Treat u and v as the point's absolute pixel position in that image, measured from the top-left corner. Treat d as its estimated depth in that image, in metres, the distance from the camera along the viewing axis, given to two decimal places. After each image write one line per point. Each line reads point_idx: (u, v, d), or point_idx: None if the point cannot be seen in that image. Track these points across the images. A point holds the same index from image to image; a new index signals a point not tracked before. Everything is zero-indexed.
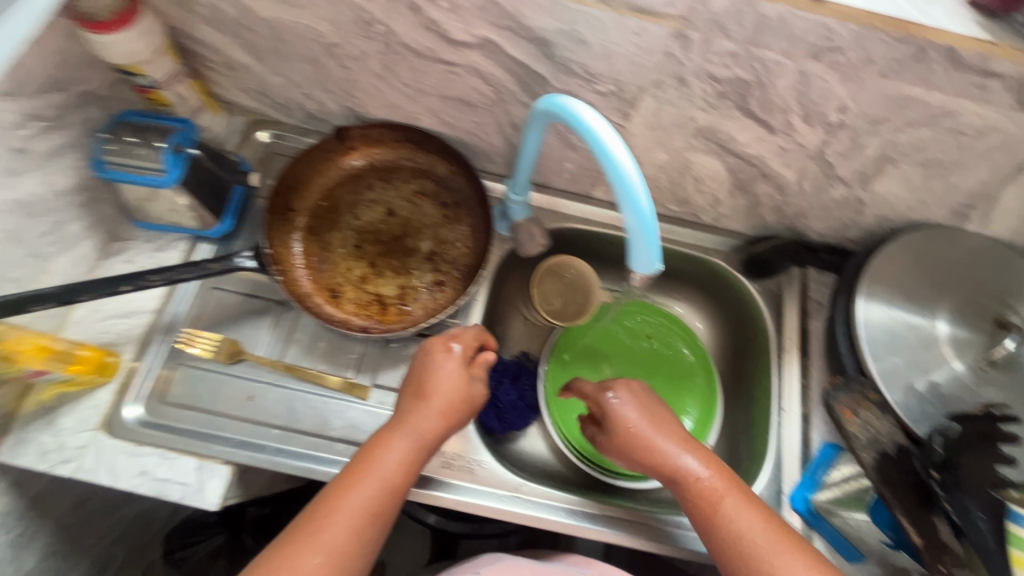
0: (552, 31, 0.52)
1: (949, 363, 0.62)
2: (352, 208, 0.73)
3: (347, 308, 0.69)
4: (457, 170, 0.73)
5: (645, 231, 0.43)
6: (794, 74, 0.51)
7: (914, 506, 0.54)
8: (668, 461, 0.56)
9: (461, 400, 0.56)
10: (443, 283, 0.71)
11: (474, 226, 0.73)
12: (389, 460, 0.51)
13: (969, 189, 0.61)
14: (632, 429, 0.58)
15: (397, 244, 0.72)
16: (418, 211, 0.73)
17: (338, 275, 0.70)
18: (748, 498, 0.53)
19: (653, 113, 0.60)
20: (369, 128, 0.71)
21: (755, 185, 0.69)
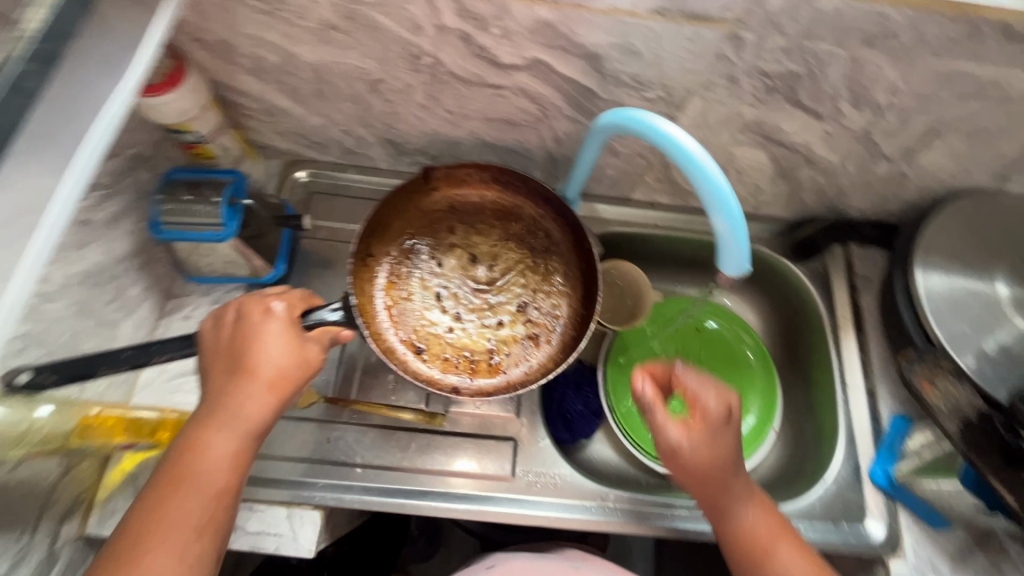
0: (604, 46, 0.52)
1: (1012, 323, 0.63)
2: (435, 253, 0.68)
3: (434, 364, 0.64)
4: (546, 211, 0.69)
5: (736, 233, 0.47)
6: (846, 62, 0.52)
7: (1004, 469, 0.56)
8: (730, 501, 0.55)
9: (294, 367, 0.50)
10: (538, 336, 0.66)
11: (568, 273, 0.68)
12: (213, 460, 0.46)
13: (1013, 152, 0.63)
14: (711, 455, 0.54)
15: (486, 293, 0.67)
16: (504, 256, 0.69)
17: (421, 327, 0.65)
18: (794, 540, 0.55)
19: (701, 114, 0.61)
20: (455, 168, 0.67)
21: (798, 170, 0.70)
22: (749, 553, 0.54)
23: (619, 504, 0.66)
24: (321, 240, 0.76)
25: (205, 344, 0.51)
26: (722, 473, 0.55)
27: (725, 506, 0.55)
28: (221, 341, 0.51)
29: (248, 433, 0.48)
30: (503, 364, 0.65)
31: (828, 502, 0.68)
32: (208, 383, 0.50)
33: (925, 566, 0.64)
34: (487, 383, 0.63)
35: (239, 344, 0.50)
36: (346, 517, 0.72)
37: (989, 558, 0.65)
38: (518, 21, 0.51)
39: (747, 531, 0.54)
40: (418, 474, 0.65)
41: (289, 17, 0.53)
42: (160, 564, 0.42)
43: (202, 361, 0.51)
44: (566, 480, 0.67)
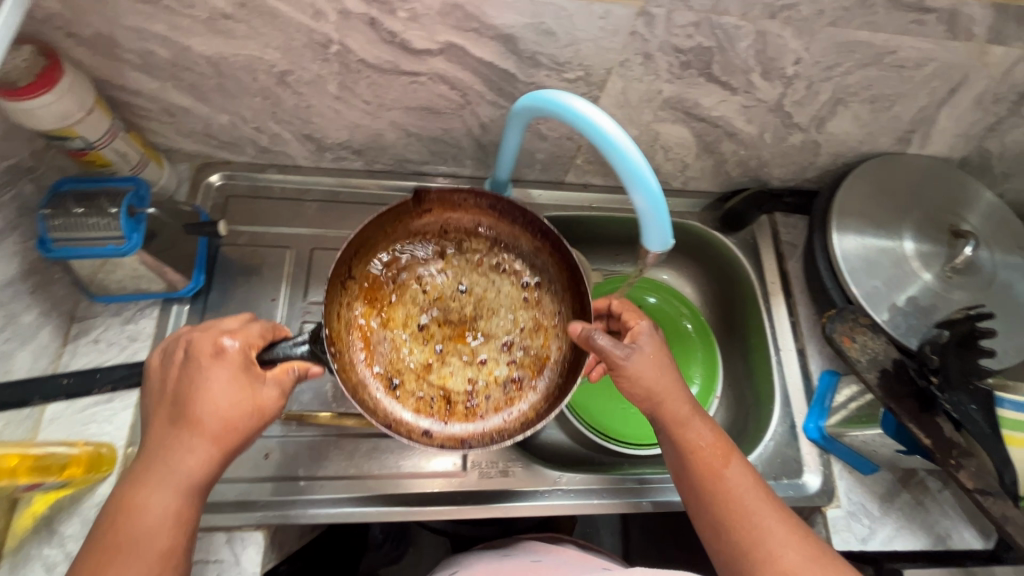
0: (517, 26, 0.51)
1: (920, 276, 0.67)
2: (423, 281, 0.62)
3: (406, 404, 0.58)
4: (542, 246, 0.62)
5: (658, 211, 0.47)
6: (752, 34, 0.53)
7: (919, 413, 0.60)
8: (683, 413, 0.56)
9: (243, 417, 0.47)
10: (521, 380, 0.60)
11: (562, 316, 0.61)
12: (155, 517, 0.44)
13: (910, 116, 0.67)
14: (657, 361, 0.56)
15: (471, 328, 0.62)
16: (495, 286, 0.63)
17: (398, 361, 0.59)
18: (743, 467, 0.55)
19: (622, 94, 0.61)
20: (449, 191, 0.60)
21: (720, 144, 0.72)
22: (703, 476, 0.54)
23: (577, 486, 0.67)
24: (244, 246, 0.72)
25: (152, 390, 0.49)
26: (673, 382, 0.56)
27: (685, 420, 0.56)
28: (168, 387, 0.48)
29: (195, 488, 0.46)
30: (480, 408, 0.59)
31: (769, 462, 0.71)
32: (150, 431, 0.47)
33: (858, 508, 0.69)
34: (462, 430, 0.58)
35: (183, 391, 0.47)
36: (296, 534, 0.69)
37: (912, 494, 0.71)
38: (424, 3, 0.49)
39: (701, 450, 0.55)
40: (366, 480, 0.63)
41: (174, 6, 0.49)
42: None
43: (148, 404, 0.49)
44: (520, 469, 0.67)
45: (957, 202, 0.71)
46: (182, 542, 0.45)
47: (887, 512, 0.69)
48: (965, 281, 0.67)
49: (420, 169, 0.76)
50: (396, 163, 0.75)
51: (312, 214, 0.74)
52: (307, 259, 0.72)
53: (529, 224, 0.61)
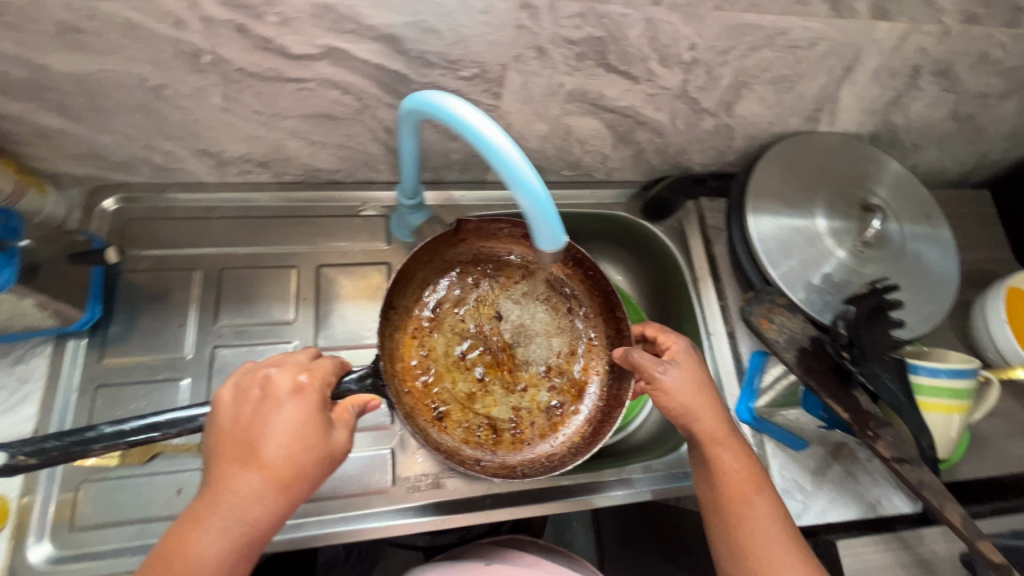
0: (397, 26, 0.49)
1: (833, 253, 0.68)
2: (460, 312, 0.72)
3: (455, 434, 0.67)
4: (572, 273, 0.74)
5: (541, 209, 0.43)
6: (641, 22, 0.52)
7: (837, 388, 0.61)
8: (721, 437, 0.59)
9: (311, 458, 0.48)
10: (561, 403, 0.71)
11: (595, 340, 0.74)
12: (202, 558, 0.44)
13: (814, 96, 0.68)
14: (698, 385, 0.61)
15: (511, 354, 0.71)
16: (529, 315, 0.74)
17: (445, 392, 0.69)
18: (770, 498, 0.58)
19: (524, 89, 0.60)
20: (484, 224, 0.69)
21: (635, 134, 0.71)
22: (728, 501, 0.57)
23: (509, 491, 0.66)
24: (146, 271, 0.68)
25: (215, 424, 0.49)
26: (713, 406, 0.60)
27: (721, 445, 0.59)
28: (235, 423, 0.49)
29: (255, 538, 0.46)
30: (527, 432, 0.69)
31: None
32: (214, 468, 0.47)
33: (791, 484, 0.70)
34: (510, 454, 0.67)
35: (257, 428, 0.48)
36: None
37: (842, 465, 0.73)
38: (292, 6, 0.46)
39: (729, 476, 0.58)
40: None
41: (16, 22, 0.45)
42: None
43: (209, 437, 0.49)
44: (451, 479, 0.66)
45: (866, 178, 0.73)
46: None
47: (819, 486, 0.71)
48: (876, 255, 0.69)
49: (333, 177, 0.73)
50: (306, 173, 0.72)
51: (220, 232, 0.71)
52: (217, 280, 0.69)
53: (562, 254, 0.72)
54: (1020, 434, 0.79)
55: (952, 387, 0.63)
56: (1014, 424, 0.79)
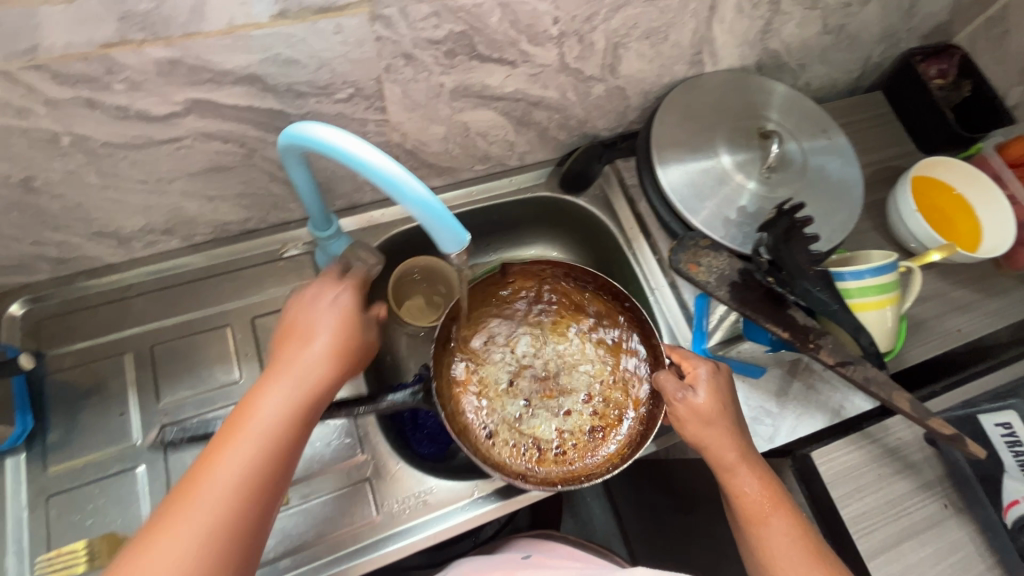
0: (253, 65, 0.48)
1: (743, 185, 0.71)
2: (507, 344, 0.79)
3: (502, 452, 0.71)
4: (613, 307, 0.78)
5: (434, 214, 0.45)
6: (497, 8, 0.53)
7: (773, 311, 0.64)
8: (736, 466, 0.60)
9: (352, 341, 0.54)
10: (601, 424, 0.75)
11: (636, 372, 0.77)
12: (269, 413, 0.48)
13: (690, 40, 0.69)
14: (709, 418, 0.61)
15: (553, 383, 0.77)
16: (571, 345, 0.80)
17: (492, 414, 0.74)
18: (789, 522, 0.58)
19: (407, 97, 0.60)
20: (528, 265, 0.79)
21: (532, 115, 0.72)
22: (746, 524, 0.59)
23: (493, 488, 0.67)
24: (71, 368, 0.65)
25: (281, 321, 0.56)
26: (721, 433, 0.61)
27: (734, 472, 0.60)
28: (296, 315, 0.55)
29: (314, 400, 0.50)
30: (568, 453, 0.73)
31: None
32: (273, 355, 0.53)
33: (758, 413, 0.73)
34: (551, 473, 0.70)
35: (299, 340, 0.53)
36: None
37: (802, 380, 0.76)
38: (136, 69, 0.45)
39: (740, 503, 0.60)
40: (277, 564, 0.60)
41: None
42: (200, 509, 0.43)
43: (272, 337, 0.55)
44: (434, 493, 0.66)
45: (759, 106, 0.75)
46: (292, 447, 0.48)
47: (785, 406, 0.74)
48: (783, 177, 0.72)
49: (245, 228, 0.72)
50: (217, 230, 0.70)
51: (143, 310, 0.69)
52: (149, 358, 0.67)
53: (599, 288, 0.78)
54: (955, 310, 0.83)
55: (877, 284, 0.67)
56: (949, 302, 0.84)
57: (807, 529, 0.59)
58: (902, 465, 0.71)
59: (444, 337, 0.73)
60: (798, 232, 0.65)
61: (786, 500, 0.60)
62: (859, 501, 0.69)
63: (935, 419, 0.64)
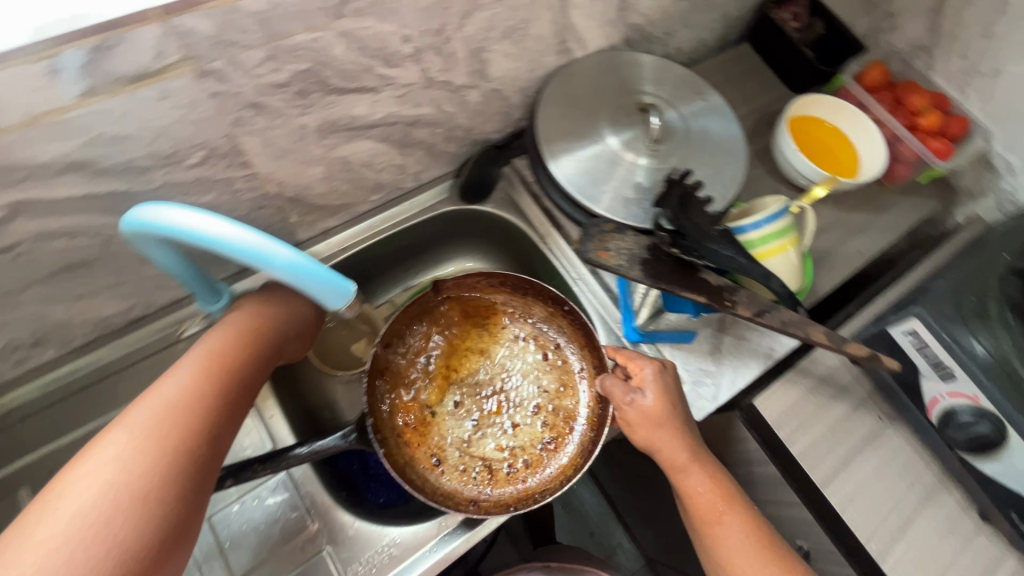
0: (76, 151, 0.43)
1: (633, 162, 0.72)
2: (452, 362, 0.78)
3: (452, 477, 0.71)
4: (553, 311, 0.78)
5: (307, 274, 0.43)
6: (339, 38, 0.50)
7: (687, 279, 0.65)
8: (689, 468, 0.63)
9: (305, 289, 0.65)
10: (552, 434, 0.74)
11: (582, 373, 0.77)
12: (245, 321, 0.57)
13: (552, 31, 0.69)
14: (660, 425, 0.63)
15: (501, 398, 0.76)
16: (515, 355, 0.79)
17: (438, 440, 0.73)
18: (741, 514, 0.63)
19: (270, 146, 0.56)
20: (461, 279, 0.77)
21: (414, 134, 0.70)
22: (703, 523, 0.63)
23: (459, 520, 0.65)
24: None
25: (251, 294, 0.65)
26: (672, 438, 0.63)
27: (688, 472, 0.64)
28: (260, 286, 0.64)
29: (282, 321, 0.60)
30: (522, 470, 0.72)
31: None
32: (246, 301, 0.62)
33: (697, 374, 0.75)
34: (505, 494, 0.70)
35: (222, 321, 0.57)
36: None
37: (732, 334, 0.78)
38: None
39: (693, 502, 0.64)
40: None
41: None
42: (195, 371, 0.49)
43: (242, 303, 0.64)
44: (398, 544, 0.63)
45: (633, 81, 0.76)
46: (265, 350, 0.56)
47: (721, 363, 0.76)
48: (669, 146, 0.73)
49: (131, 317, 0.65)
50: (99, 327, 0.64)
51: (35, 431, 0.62)
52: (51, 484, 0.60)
53: (538, 294, 0.77)
54: (852, 233, 0.89)
55: (775, 230, 0.70)
56: (846, 228, 0.89)
57: (757, 522, 0.63)
58: (834, 390, 0.76)
59: (377, 370, 0.73)
60: (689, 196, 0.67)
61: (736, 498, 0.64)
62: (804, 435, 0.73)
63: (850, 343, 0.68)
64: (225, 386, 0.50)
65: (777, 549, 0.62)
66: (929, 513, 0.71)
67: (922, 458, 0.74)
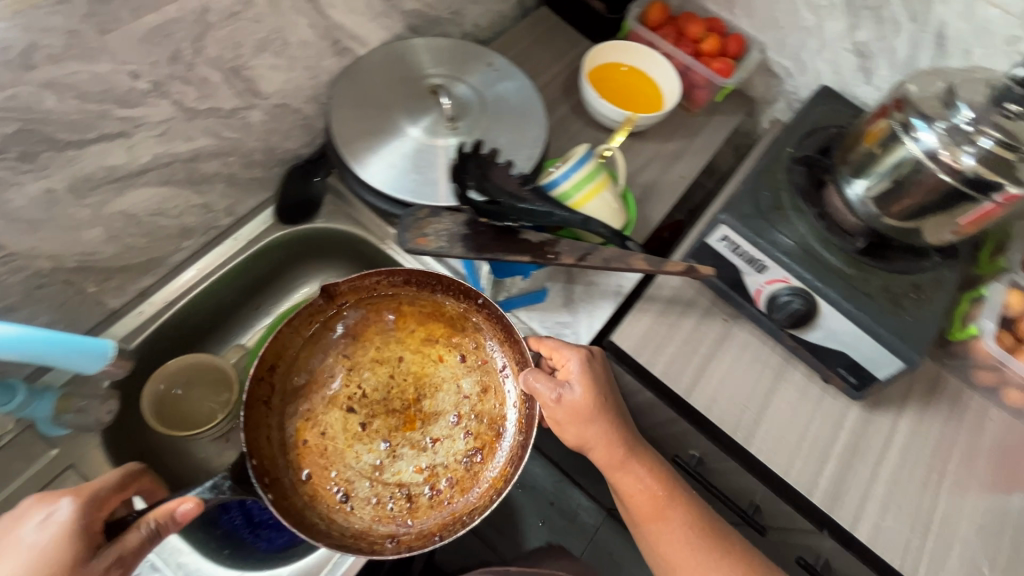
0: None
1: (435, 146, 0.73)
2: (351, 377, 0.73)
3: (364, 512, 0.66)
4: (469, 306, 0.74)
5: (61, 342, 0.52)
6: (44, 89, 0.46)
7: (508, 243, 0.67)
8: (625, 466, 0.70)
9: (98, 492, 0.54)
10: (477, 445, 0.71)
11: (505, 371, 0.74)
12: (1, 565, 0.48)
13: (319, 34, 0.68)
14: (592, 427, 0.69)
15: (417, 412, 0.72)
16: (427, 360, 0.75)
17: (345, 468, 0.69)
18: (678, 507, 0.70)
19: (14, 220, 0.52)
20: (356, 282, 0.72)
21: (202, 168, 0.67)
22: (643, 518, 0.70)
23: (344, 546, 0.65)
24: None
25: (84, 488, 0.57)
26: (600, 433, 0.69)
27: (624, 468, 0.70)
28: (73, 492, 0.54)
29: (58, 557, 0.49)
30: (446, 492, 0.68)
31: None
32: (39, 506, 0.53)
33: (556, 329, 0.78)
34: (426, 522, 0.67)
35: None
36: None
37: (581, 282, 0.82)
38: None
39: (633, 501, 0.70)
40: None
41: None
42: None
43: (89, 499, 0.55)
44: None
45: (421, 67, 0.77)
46: None
47: (575, 314, 0.79)
48: (468, 121, 0.74)
49: None
50: None
51: None
52: None
53: (448, 287, 0.74)
54: (672, 162, 0.96)
55: (585, 174, 0.74)
56: (665, 158, 0.96)
57: (697, 513, 0.70)
58: (681, 307, 0.82)
59: (259, 400, 0.68)
60: (489, 168, 0.70)
61: (678, 496, 0.70)
62: (663, 354, 0.78)
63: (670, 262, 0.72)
64: None
65: (716, 540, 0.69)
66: (783, 391, 0.79)
67: (764, 345, 0.82)
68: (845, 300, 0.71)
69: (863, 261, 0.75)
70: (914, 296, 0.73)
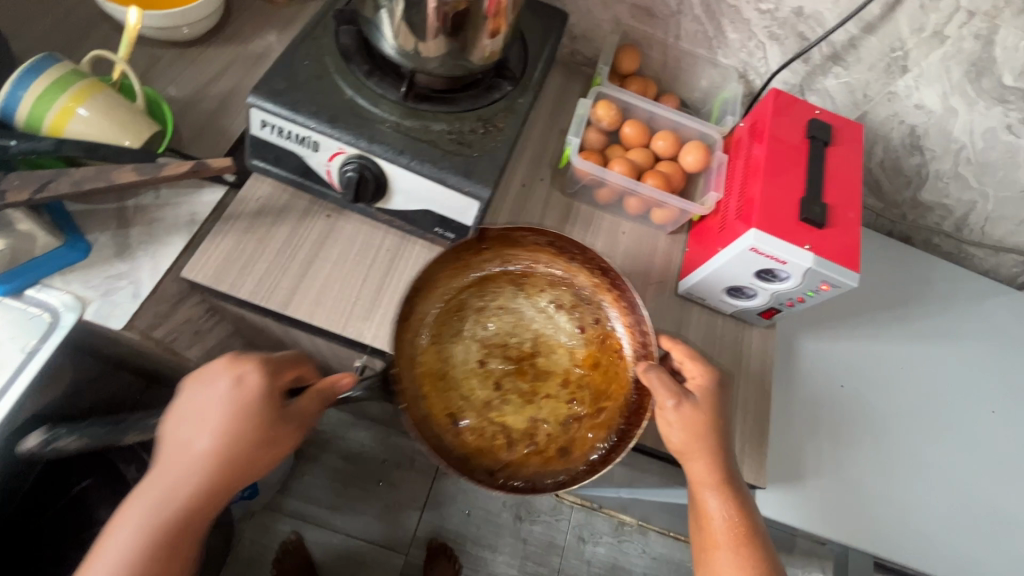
0: None
1: None
2: (486, 326, 0.70)
3: (467, 442, 0.64)
4: (595, 278, 0.70)
5: None
6: None
7: None
8: (710, 496, 0.65)
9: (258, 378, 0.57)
10: (586, 412, 0.67)
11: (626, 355, 0.69)
12: (185, 443, 0.55)
13: None
14: (708, 455, 0.64)
15: (531, 364, 0.69)
16: (551, 324, 0.71)
17: (466, 407, 0.66)
18: (743, 555, 0.64)
19: None
20: (509, 232, 0.66)
21: None
22: (709, 542, 0.66)
23: None
24: None
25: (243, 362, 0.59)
26: (708, 448, 0.64)
27: (710, 492, 0.64)
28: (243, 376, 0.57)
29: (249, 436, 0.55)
30: (544, 446, 0.65)
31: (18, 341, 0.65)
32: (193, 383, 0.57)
33: (107, 284, 0.66)
34: (514, 462, 0.63)
35: (182, 418, 0.56)
36: None
37: (138, 225, 0.69)
38: None
39: (707, 522, 0.65)
40: None
41: None
42: (168, 497, 0.54)
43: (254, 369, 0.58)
44: None
45: None
46: (235, 457, 0.55)
47: (133, 259, 0.67)
48: None
49: None
50: None
51: None
52: None
53: (586, 262, 0.68)
54: (253, 64, 0.83)
55: (43, 90, 0.62)
56: (245, 60, 0.83)
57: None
58: (273, 214, 0.73)
59: (410, 319, 0.64)
60: None
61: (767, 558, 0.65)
62: (250, 272, 0.69)
63: (173, 166, 0.62)
64: (210, 495, 0.55)
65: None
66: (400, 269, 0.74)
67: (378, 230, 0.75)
68: (399, 157, 0.65)
69: (420, 109, 0.69)
70: (481, 130, 0.69)
